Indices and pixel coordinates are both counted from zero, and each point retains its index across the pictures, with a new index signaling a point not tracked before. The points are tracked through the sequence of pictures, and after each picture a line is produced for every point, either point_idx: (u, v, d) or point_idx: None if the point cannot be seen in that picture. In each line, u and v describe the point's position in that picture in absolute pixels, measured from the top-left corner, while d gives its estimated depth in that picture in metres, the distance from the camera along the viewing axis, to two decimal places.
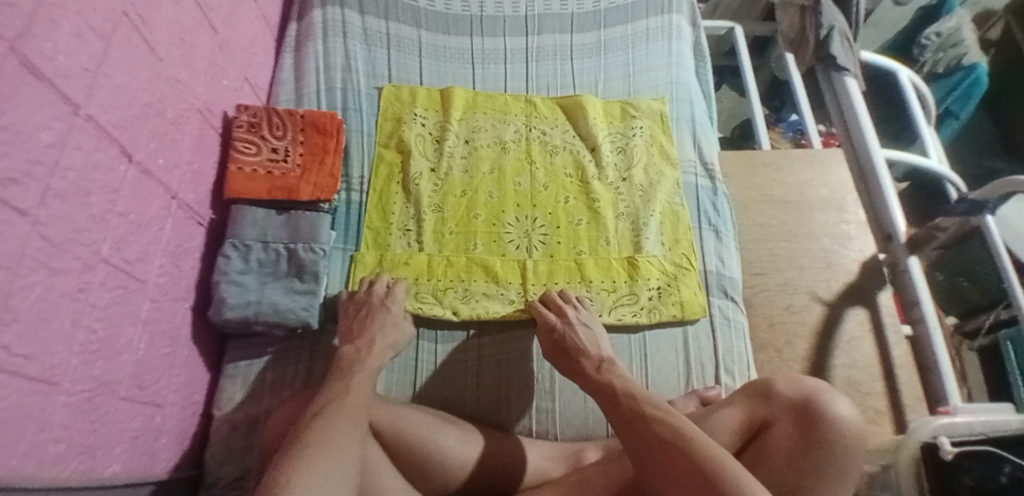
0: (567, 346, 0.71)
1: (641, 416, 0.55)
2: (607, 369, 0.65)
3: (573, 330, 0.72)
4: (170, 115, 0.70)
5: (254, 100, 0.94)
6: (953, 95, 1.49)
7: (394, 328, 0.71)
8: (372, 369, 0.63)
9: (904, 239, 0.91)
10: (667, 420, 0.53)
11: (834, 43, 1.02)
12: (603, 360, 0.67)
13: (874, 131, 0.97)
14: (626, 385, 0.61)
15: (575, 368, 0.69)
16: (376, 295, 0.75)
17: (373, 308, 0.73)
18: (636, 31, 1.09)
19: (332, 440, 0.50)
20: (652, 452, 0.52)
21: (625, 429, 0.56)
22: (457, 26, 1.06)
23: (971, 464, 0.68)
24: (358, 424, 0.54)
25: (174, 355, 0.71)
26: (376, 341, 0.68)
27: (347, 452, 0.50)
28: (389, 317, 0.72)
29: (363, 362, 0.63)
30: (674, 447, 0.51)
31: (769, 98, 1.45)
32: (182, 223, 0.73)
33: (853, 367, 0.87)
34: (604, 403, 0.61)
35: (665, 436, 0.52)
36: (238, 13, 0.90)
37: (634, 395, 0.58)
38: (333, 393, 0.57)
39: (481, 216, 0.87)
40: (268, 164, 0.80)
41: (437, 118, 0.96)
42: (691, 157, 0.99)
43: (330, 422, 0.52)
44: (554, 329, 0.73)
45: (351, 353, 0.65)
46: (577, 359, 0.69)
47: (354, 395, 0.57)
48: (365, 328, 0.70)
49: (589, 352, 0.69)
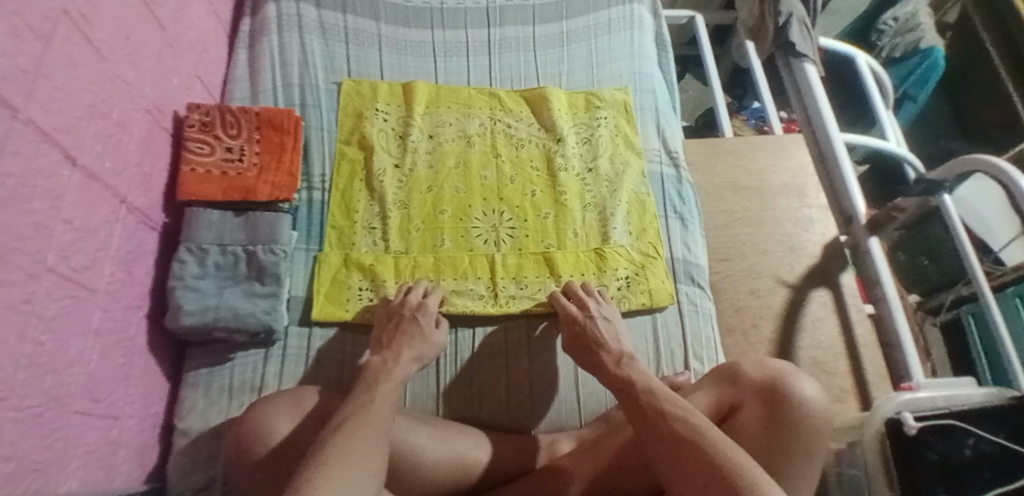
0: (587, 339, 0.71)
1: (662, 414, 0.56)
2: (626, 365, 0.65)
3: (594, 323, 0.72)
4: (115, 116, 0.67)
5: (207, 98, 0.91)
6: (910, 79, 1.53)
7: (427, 342, 0.70)
8: (397, 383, 0.62)
9: (864, 220, 0.92)
10: (687, 418, 0.54)
11: (792, 30, 1.02)
12: (623, 355, 0.67)
13: (833, 117, 0.99)
14: (647, 381, 0.61)
15: (594, 362, 0.69)
16: (409, 306, 0.73)
17: (405, 320, 0.71)
18: (598, 21, 1.09)
19: (353, 456, 0.50)
20: (667, 449, 0.53)
21: (643, 425, 0.56)
22: (417, 19, 1.05)
23: (936, 439, 0.64)
24: (379, 439, 0.53)
25: (130, 366, 0.68)
26: (406, 354, 0.67)
27: (365, 465, 0.50)
28: (423, 333, 0.70)
29: (389, 375, 0.62)
30: (689, 445, 0.51)
31: (731, 87, 1.48)
32: (133, 228, 0.70)
33: (818, 348, 0.89)
34: (622, 398, 0.61)
35: (682, 434, 0.52)
36: (186, 9, 0.87)
37: (654, 392, 0.59)
38: (357, 406, 0.56)
39: (448, 212, 0.86)
40: (223, 164, 0.78)
41: (400, 112, 0.94)
42: (655, 146, 0.99)
43: (353, 437, 0.51)
44: (574, 321, 0.74)
45: (377, 365, 0.64)
46: (597, 354, 0.69)
47: (376, 410, 0.56)
48: (397, 342, 0.68)
49: (608, 346, 0.69)
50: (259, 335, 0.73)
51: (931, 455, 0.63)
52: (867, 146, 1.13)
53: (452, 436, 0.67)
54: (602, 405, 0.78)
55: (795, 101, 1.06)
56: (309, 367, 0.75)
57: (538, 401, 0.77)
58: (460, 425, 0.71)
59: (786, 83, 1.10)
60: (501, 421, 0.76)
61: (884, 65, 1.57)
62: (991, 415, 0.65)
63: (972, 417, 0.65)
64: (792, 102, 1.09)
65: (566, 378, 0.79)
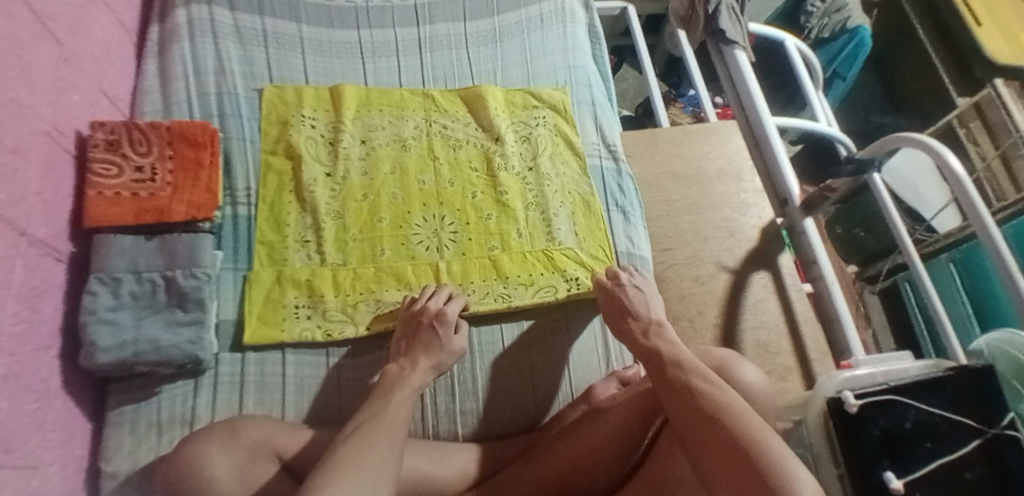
0: (618, 305, 0.73)
1: (690, 389, 0.55)
2: (654, 333, 0.67)
3: (623, 290, 0.74)
4: (9, 141, 0.60)
5: (114, 114, 0.84)
6: (840, 58, 1.59)
7: (445, 350, 0.69)
8: (414, 390, 0.63)
9: (799, 201, 0.96)
10: (714, 393, 0.54)
11: (721, 17, 1.04)
12: (652, 322, 0.69)
13: (765, 102, 1.01)
14: (673, 349, 0.62)
15: (624, 329, 0.71)
16: (429, 313, 0.71)
17: (424, 328, 0.70)
18: (531, 16, 1.07)
19: (366, 459, 0.50)
20: (696, 425, 0.52)
21: (672, 399, 0.56)
22: (341, 19, 1.00)
23: (875, 414, 0.65)
24: (394, 444, 0.54)
25: (45, 410, 0.61)
26: (424, 362, 0.67)
27: (381, 472, 0.50)
28: (441, 342, 0.69)
29: (406, 381, 0.64)
30: (718, 422, 0.51)
31: (666, 75, 1.50)
32: (37, 262, 0.63)
33: (761, 328, 0.92)
34: (650, 363, 0.63)
35: (704, 407, 0.53)
36: (84, 20, 0.80)
37: (682, 364, 0.59)
38: (371, 413, 0.57)
39: (387, 219, 0.83)
40: (134, 184, 0.73)
41: (329, 118, 0.90)
42: (594, 140, 0.99)
43: (365, 438, 0.52)
44: (603, 288, 0.76)
45: (394, 374, 0.65)
46: (627, 320, 0.71)
47: (391, 415, 0.57)
48: (415, 350, 0.69)
49: (638, 313, 0.71)
50: (186, 366, 0.68)
51: (875, 430, 0.64)
52: (800, 127, 1.15)
53: (411, 454, 0.65)
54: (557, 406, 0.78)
55: (728, 86, 1.08)
56: (247, 395, 0.71)
57: (494, 406, 0.76)
58: (414, 441, 0.68)
59: (719, 70, 1.11)
60: (461, 434, 0.75)
61: (813, 46, 1.62)
62: (933, 386, 0.69)
63: (913, 391, 0.68)
64: (725, 89, 1.11)
65: (520, 382, 0.78)
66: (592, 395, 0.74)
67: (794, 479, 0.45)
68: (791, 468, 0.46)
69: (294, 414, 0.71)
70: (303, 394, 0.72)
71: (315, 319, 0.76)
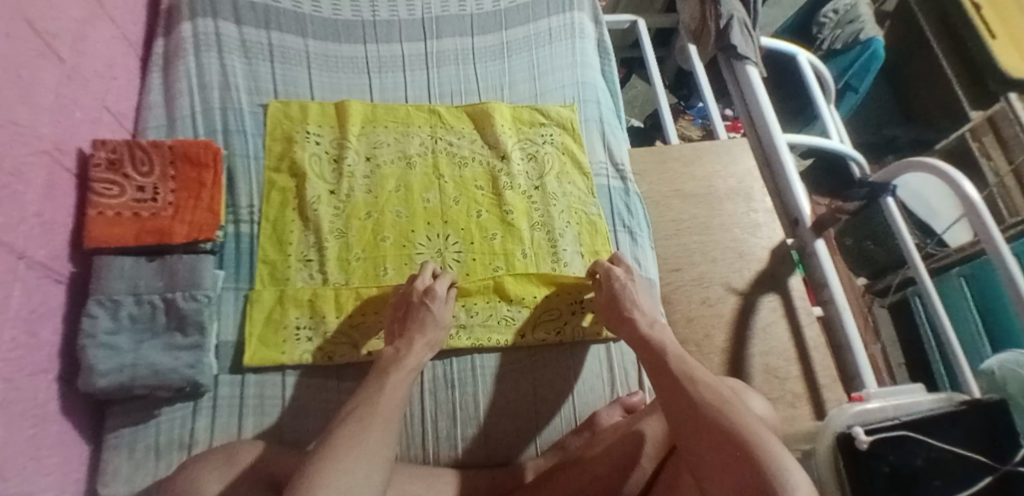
0: (622, 297, 0.71)
1: (691, 380, 0.54)
2: (658, 328, 0.66)
3: (634, 286, 0.73)
4: (8, 163, 0.59)
5: (117, 130, 0.83)
6: (851, 71, 1.56)
7: (440, 325, 0.68)
8: (410, 371, 0.61)
9: (810, 222, 0.92)
10: (717, 387, 0.53)
11: (733, 32, 1.02)
12: (655, 319, 0.68)
13: (777, 119, 0.98)
14: (667, 344, 0.62)
15: (622, 318, 0.70)
16: (417, 292, 0.70)
17: (414, 307, 0.69)
18: (540, 30, 1.06)
19: (362, 440, 0.49)
20: (693, 417, 0.51)
21: (671, 389, 0.55)
22: (348, 33, 0.99)
23: (887, 451, 0.63)
24: (389, 429, 0.52)
25: (41, 436, 0.61)
26: (419, 340, 0.65)
27: (376, 457, 0.49)
28: (433, 318, 0.68)
29: (401, 363, 0.61)
30: (718, 413, 0.50)
31: (676, 88, 1.48)
32: (35, 285, 0.62)
33: (770, 354, 0.90)
34: (643, 353, 0.63)
35: (708, 400, 0.52)
36: (87, 35, 0.79)
37: (686, 358, 0.59)
38: (370, 394, 0.57)
39: (390, 238, 0.82)
40: (134, 205, 0.72)
41: (333, 134, 0.89)
42: (601, 158, 0.98)
43: (361, 424, 0.51)
44: (615, 280, 0.73)
45: (389, 355, 0.63)
46: (627, 311, 0.70)
47: (384, 398, 0.56)
48: (409, 329, 0.67)
49: (640, 307, 0.70)
50: (184, 389, 0.68)
51: (884, 468, 0.63)
52: (812, 145, 1.12)
53: (407, 481, 0.64)
54: (559, 432, 0.77)
55: (738, 102, 1.05)
56: (245, 418, 0.70)
57: (493, 432, 0.75)
58: (411, 466, 0.67)
59: (730, 85, 1.09)
60: (460, 460, 0.73)
61: (825, 58, 1.60)
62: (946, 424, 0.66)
63: (927, 427, 0.66)
64: (735, 105, 1.08)
65: (520, 408, 0.77)
66: (596, 422, 0.73)
67: (791, 480, 0.42)
68: (787, 463, 0.44)
69: (291, 438, 0.70)
70: (299, 416, 0.71)
71: (316, 341, 0.75)
